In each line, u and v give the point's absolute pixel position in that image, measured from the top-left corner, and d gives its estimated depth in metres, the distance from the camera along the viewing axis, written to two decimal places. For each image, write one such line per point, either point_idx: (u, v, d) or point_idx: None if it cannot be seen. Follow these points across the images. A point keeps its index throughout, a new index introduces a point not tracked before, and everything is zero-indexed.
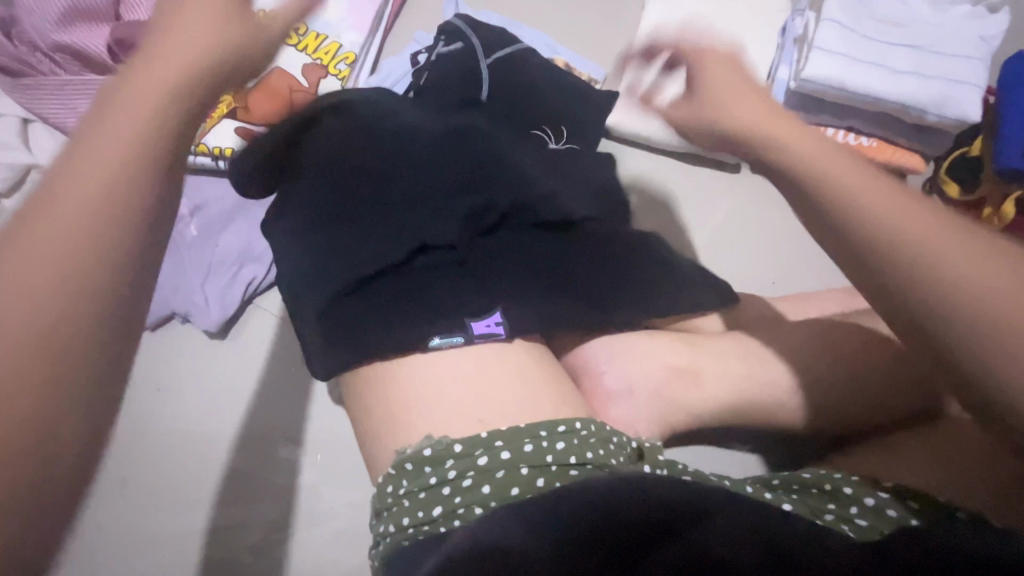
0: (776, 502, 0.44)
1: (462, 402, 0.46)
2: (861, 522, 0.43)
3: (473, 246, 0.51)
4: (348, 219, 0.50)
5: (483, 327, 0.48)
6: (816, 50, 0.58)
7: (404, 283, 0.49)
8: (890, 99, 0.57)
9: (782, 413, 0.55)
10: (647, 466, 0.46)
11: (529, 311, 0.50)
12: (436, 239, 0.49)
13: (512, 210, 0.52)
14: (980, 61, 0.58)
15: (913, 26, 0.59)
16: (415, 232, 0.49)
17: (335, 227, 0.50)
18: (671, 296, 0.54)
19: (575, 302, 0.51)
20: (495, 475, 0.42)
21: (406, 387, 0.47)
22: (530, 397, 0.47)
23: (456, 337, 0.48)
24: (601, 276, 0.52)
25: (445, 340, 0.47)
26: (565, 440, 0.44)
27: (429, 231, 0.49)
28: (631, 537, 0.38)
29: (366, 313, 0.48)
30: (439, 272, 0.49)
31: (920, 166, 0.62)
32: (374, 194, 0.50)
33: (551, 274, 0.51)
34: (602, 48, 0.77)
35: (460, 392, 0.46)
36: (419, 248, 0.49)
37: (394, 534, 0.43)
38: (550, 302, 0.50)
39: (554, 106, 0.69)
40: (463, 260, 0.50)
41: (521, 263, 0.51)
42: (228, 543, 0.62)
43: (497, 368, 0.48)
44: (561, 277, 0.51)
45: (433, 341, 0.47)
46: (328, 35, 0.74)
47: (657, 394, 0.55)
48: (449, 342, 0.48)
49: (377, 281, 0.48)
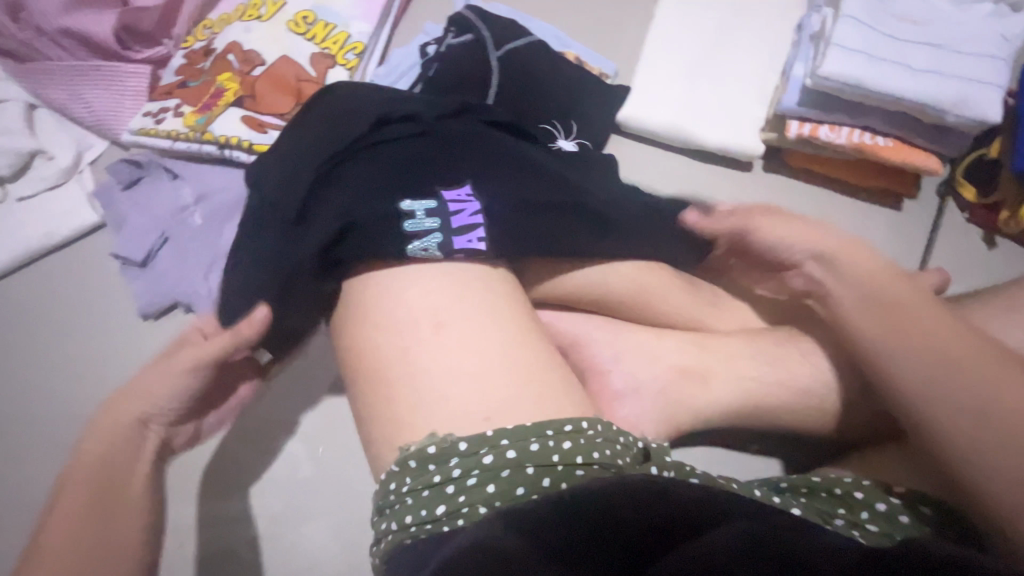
0: (786, 507, 0.44)
1: (431, 305, 0.48)
2: (872, 526, 0.43)
3: (437, 123, 0.53)
4: (318, 139, 0.52)
5: (464, 242, 0.50)
6: (835, 47, 0.57)
7: (372, 149, 0.51)
8: (909, 98, 0.56)
9: (795, 418, 0.54)
10: (654, 467, 0.45)
11: (500, 226, 0.51)
12: (401, 135, 0.52)
13: (465, 115, 0.55)
14: (1002, 61, 0.57)
15: (933, 23, 0.58)
16: (390, 128, 0.52)
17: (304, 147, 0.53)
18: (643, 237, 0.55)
19: (534, 198, 0.52)
20: (501, 474, 0.42)
21: (387, 318, 0.49)
22: (515, 355, 0.48)
23: (429, 203, 0.50)
24: (568, 202, 0.52)
25: (421, 211, 0.49)
26: (571, 440, 0.43)
27: (401, 146, 0.51)
28: (638, 538, 0.38)
29: (336, 197, 0.49)
30: (394, 145, 0.51)
31: (938, 168, 0.61)
32: (342, 110, 0.53)
33: (512, 176, 0.52)
34: (614, 42, 0.76)
35: (443, 333, 0.48)
36: (386, 122, 0.52)
37: (397, 532, 0.43)
38: (512, 202, 0.51)
39: (563, 101, 0.68)
40: (428, 129, 0.52)
41: (483, 163, 0.52)
42: (229, 536, 0.61)
43: (469, 287, 0.50)
44: (520, 164, 0.53)
45: (412, 245, 0.49)
46: (337, 24, 0.73)
47: (664, 395, 0.54)
48: (428, 245, 0.49)
49: (347, 163, 0.51)
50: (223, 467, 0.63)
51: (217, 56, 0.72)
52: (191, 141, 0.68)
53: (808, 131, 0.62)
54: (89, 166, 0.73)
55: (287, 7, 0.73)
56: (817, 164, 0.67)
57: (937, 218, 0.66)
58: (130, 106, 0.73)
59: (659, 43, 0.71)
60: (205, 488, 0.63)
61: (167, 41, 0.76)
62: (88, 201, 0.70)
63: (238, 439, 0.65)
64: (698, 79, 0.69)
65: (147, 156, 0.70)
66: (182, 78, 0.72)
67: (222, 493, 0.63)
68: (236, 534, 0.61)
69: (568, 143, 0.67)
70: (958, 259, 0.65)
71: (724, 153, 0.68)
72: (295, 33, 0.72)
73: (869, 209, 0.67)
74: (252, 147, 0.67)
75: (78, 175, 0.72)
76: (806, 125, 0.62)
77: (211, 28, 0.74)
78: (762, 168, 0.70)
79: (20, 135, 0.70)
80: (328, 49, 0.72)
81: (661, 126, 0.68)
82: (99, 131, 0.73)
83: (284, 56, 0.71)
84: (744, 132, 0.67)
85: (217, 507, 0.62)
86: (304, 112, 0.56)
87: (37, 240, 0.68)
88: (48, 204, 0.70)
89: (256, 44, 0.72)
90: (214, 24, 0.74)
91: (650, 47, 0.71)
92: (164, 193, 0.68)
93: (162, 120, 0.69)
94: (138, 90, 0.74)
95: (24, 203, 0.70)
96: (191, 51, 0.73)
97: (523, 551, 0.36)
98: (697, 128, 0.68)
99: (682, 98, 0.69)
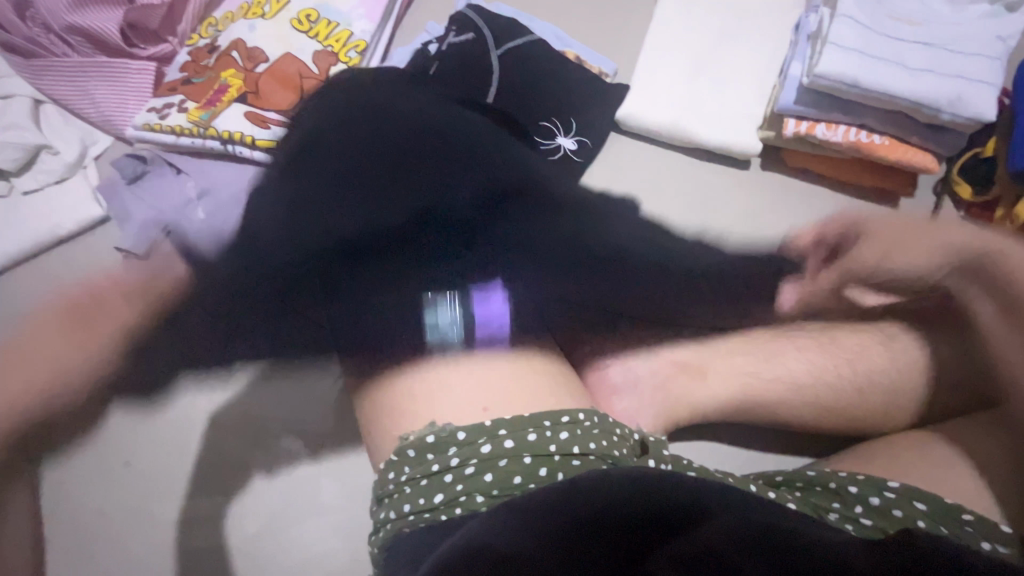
0: (780, 501, 0.44)
1: (465, 396, 0.46)
2: (866, 521, 0.43)
3: (480, 225, 0.45)
4: (334, 159, 0.45)
5: (485, 344, 0.50)
6: (831, 46, 0.57)
7: (390, 245, 0.44)
8: (905, 97, 0.57)
9: (789, 413, 0.55)
10: (652, 460, 0.45)
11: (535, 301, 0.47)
12: (429, 179, 0.44)
13: (511, 191, 0.44)
14: (997, 60, 0.57)
15: (930, 23, 0.59)
16: (417, 198, 0.44)
17: (313, 165, 0.45)
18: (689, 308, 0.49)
19: (580, 272, 0.44)
20: (498, 464, 0.42)
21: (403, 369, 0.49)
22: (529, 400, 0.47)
23: (449, 312, 0.48)
24: (617, 285, 0.44)
25: (448, 321, 0.48)
26: (568, 431, 0.44)
27: (427, 192, 0.44)
28: (632, 526, 0.38)
29: (344, 271, 0.44)
30: (430, 237, 0.45)
31: (931, 167, 0.62)
32: (373, 134, 0.46)
33: (545, 229, 0.44)
34: (615, 42, 0.76)
35: (461, 382, 0.47)
36: (424, 212, 0.44)
37: (395, 521, 0.43)
38: (536, 261, 0.45)
39: (563, 101, 0.69)
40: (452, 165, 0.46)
41: (529, 225, 0.44)
42: (230, 531, 0.62)
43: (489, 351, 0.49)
44: (575, 236, 0.43)
45: (431, 333, 0.48)
46: (340, 22, 0.74)
47: (661, 389, 0.55)
48: (450, 343, 0.49)
49: (360, 259, 0.44)
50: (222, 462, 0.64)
51: (221, 53, 0.72)
52: (195, 137, 0.69)
53: (805, 129, 0.62)
54: (94, 160, 0.74)
55: (290, 5, 0.74)
56: (815, 162, 0.68)
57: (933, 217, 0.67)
58: (135, 102, 0.74)
59: (660, 43, 0.72)
60: (204, 482, 0.63)
61: (172, 39, 0.77)
62: (93, 195, 0.71)
63: None
64: (697, 78, 0.70)
65: (152, 151, 0.71)
66: (187, 75, 0.73)
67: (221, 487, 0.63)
68: (233, 527, 0.62)
69: (568, 141, 0.68)
70: None
71: (722, 151, 0.68)
72: (299, 31, 0.73)
73: None
74: (255, 143, 0.68)
75: (83, 169, 0.73)
76: (803, 123, 0.63)
77: (216, 26, 0.75)
78: (761, 167, 0.70)
79: (26, 130, 0.71)
80: (331, 47, 0.72)
81: (660, 124, 0.69)
82: (104, 126, 0.74)
83: (287, 54, 0.72)
84: (742, 131, 0.68)
85: (215, 501, 0.63)
86: (325, 125, 0.49)
87: (43, 233, 0.69)
88: (54, 198, 0.71)
89: (260, 41, 0.72)
90: (219, 22, 0.75)
91: (650, 47, 0.72)
92: (169, 186, 0.70)
93: (167, 115, 0.70)
94: (142, 87, 0.74)
95: (29, 197, 0.71)
96: (195, 48, 0.74)
97: (517, 538, 0.37)
98: (696, 126, 0.68)
99: (682, 97, 0.69)
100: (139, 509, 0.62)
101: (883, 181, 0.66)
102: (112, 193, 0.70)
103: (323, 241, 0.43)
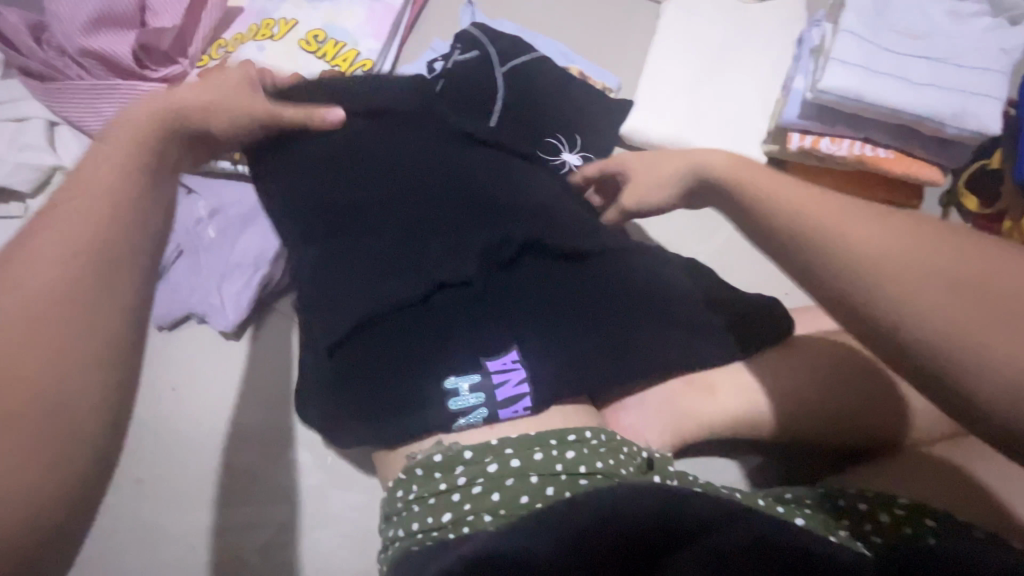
0: (788, 517, 0.44)
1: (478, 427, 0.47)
2: (875, 539, 0.43)
3: (490, 280, 0.49)
4: (363, 235, 0.52)
5: (510, 413, 0.46)
6: (834, 61, 0.58)
7: (410, 317, 0.47)
8: (908, 111, 0.57)
9: (798, 428, 0.55)
10: (657, 476, 0.45)
11: (550, 345, 0.47)
12: (456, 253, 0.49)
13: (527, 245, 0.50)
14: (1002, 74, 0.57)
15: (933, 38, 0.59)
16: (435, 278, 0.48)
17: (345, 248, 0.52)
18: (694, 334, 0.51)
19: (597, 338, 0.48)
20: (504, 483, 0.42)
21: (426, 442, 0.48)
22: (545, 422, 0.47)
23: (472, 376, 0.46)
24: (635, 328, 0.49)
25: (465, 388, 0.46)
26: (574, 449, 0.44)
27: (450, 253, 0.49)
28: (635, 544, 0.38)
29: (373, 352, 0.47)
30: (444, 314, 0.47)
31: (939, 180, 0.62)
32: (397, 195, 0.52)
33: (553, 295, 0.49)
34: (618, 55, 0.77)
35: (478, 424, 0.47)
36: (436, 287, 0.48)
37: (403, 539, 0.43)
38: (546, 305, 0.48)
39: (567, 116, 0.70)
40: (468, 219, 0.51)
41: (545, 290, 0.49)
42: (240, 544, 0.62)
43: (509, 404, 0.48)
44: (588, 300, 0.49)
45: (458, 422, 0.46)
46: (347, 42, 0.75)
47: (669, 405, 0.54)
48: (475, 419, 0.46)
49: (382, 323, 0.47)
50: (231, 476, 0.64)
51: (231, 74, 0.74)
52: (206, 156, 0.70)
53: (810, 143, 0.62)
54: None
55: (298, 26, 0.75)
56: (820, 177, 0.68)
57: None
58: None
59: (663, 58, 0.72)
60: (215, 495, 0.64)
61: (182, 60, 0.78)
62: None
63: (248, 447, 0.65)
64: (700, 92, 0.70)
65: None
66: None
67: (232, 500, 0.63)
68: (244, 542, 0.62)
69: (573, 158, 0.68)
70: None
71: None
72: (307, 52, 0.74)
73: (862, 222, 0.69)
74: None
75: None
76: (807, 137, 0.63)
77: (226, 47, 0.76)
78: None
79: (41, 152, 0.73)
80: (338, 67, 0.74)
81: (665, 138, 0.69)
82: None
83: (295, 74, 0.73)
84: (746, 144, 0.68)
85: (226, 515, 0.63)
86: (350, 190, 0.53)
87: None
88: None
89: (269, 62, 0.74)
90: (228, 43, 0.77)
91: (652, 61, 0.73)
92: (180, 206, 0.71)
93: None
94: None
95: None
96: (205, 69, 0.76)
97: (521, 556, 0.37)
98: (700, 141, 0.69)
99: (686, 112, 0.70)
100: (150, 524, 0.62)
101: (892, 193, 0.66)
102: None
103: (357, 314, 0.48)
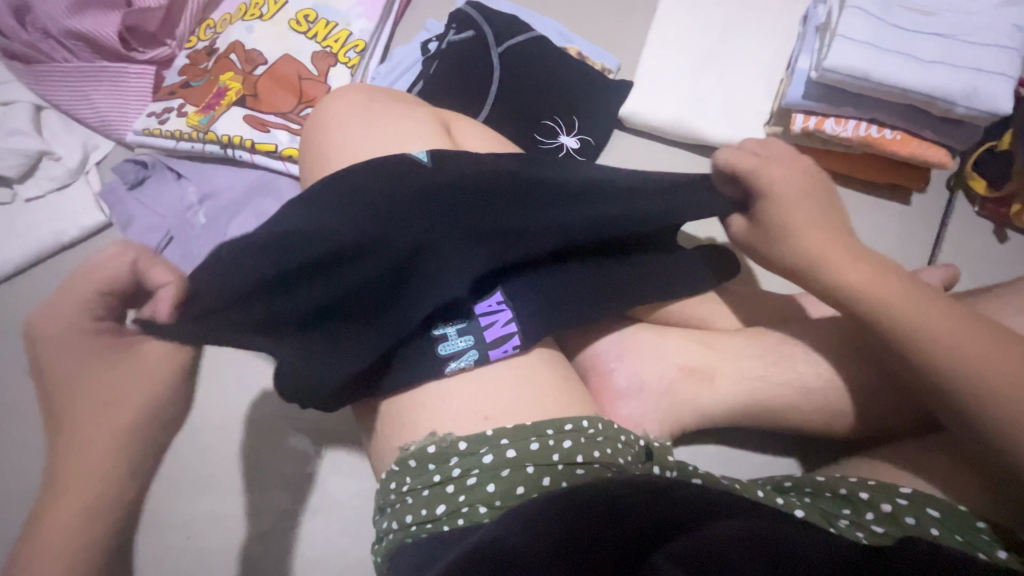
0: (788, 507, 0.42)
1: (466, 404, 0.45)
2: (876, 528, 0.42)
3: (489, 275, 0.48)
4: (345, 206, 0.46)
5: (501, 352, 0.46)
6: (840, 39, 0.56)
7: (390, 281, 0.45)
8: (917, 91, 0.55)
9: (803, 419, 0.53)
10: (656, 467, 0.44)
11: (542, 318, 0.47)
12: (448, 223, 0.46)
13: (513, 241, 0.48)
14: (1014, 51, 0.55)
15: (943, 14, 0.57)
16: (422, 252, 0.46)
17: (319, 217, 0.46)
18: (677, 287, 0.53)
19: (580, 296, 0.49)
20: (500, 474, 0.41)
21: (412, 409, 0.46)
22: (541, 399, 0.46)
23: (458, 321, 0.47)
24: (617, 284, 0.50)
25: (454, 331, 0.46)
26: (572, 439, 0.43)
27: (437, 222, 0.46)
28: (628, 532, 0.37)
29: (366, 350, 0.45)
30: (431, 277, 0.45)
31: (947, 161, 0.60)
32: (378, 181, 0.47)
33: (545, 276, 0.48)
34: (618, 35, 0.75)
35: (466, 390, 0.45)
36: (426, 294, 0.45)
37: (398, 531, 0.43)
38: (542, 288, 0.48)
39: (565, 98, 0.69)
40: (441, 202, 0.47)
41: (539, 278, 0.48)
42: (236, 532, 0.61)
43: (497, 370, 0.46)
44: (587, 268, 0.50)
45: (448, 367, 0.46)
46: (338, 22, 0.73)
47: (666, 394, 0.53)
48: (466, 362, 0.46)
49: (369, 324, 0.45)
50: (228, 462, 0.64)
51: (219, 56, 0.72)
52: (195, 140, 0.69)
53: (814, 124, 0.61)
54: (95, 166, 0.74)
55: (288, 6, 0.73)
56: (823, 158, 0.66)
57: (947, 211, 0.66)
58: (135, 107, 0.74)
59: (664, 37, 0.70)
60: (212, 481, 0.63)
61: (171, 42, 0.76)
62: (95, 202, 0.71)
63: (244, 433, 0.64)
64: (701, 73, 0.68)
65: (152, 155, 0.71)
66: (186, 79, 0.72)
67: (228, 486, 0.63)
68: (241, 528, 0.61)
69: (571, 140, 0.68)
70: (968, 253, 0.64)
71: (728, 147, 0.67)
72: (297, 32, 0.72)
73: (870, 203, 0.67)
74: (256, 146, 0.68)
75: (85, 175, 0.73)
76: (811, 118, 0.61)
77: (214, 28, 0.74)
78: None
79: (27, 136, 0.71)
80: (329, 48, 0.72)
81: (665, 121, 0.68)
82: (105, 131, 0.74)
83: (285, 55, 0.71)
84: (748, 125, 0.66)
85: (222, 501, 0.62)
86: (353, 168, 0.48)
87: (47, 241, 0.69)
88: (57, 204, 0.71)
89: (258, 43, 0.72)
90: (217, 24, 0.75)
91: (652, 41, 0.71)
92: (171, 193, 0.69)
93: (166, 120, 0.70)
94: (142, 91, 0.75)
95: (31, 203, 0.71)
96: (194, 51, 0.74)
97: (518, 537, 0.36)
98: (702, 123, 0.67)
99: (687, 93, 0.68)
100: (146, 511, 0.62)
101: (897, 176, 0.65)
102: (111, 201, 0.70)
103: (340, 324, 0.45)
